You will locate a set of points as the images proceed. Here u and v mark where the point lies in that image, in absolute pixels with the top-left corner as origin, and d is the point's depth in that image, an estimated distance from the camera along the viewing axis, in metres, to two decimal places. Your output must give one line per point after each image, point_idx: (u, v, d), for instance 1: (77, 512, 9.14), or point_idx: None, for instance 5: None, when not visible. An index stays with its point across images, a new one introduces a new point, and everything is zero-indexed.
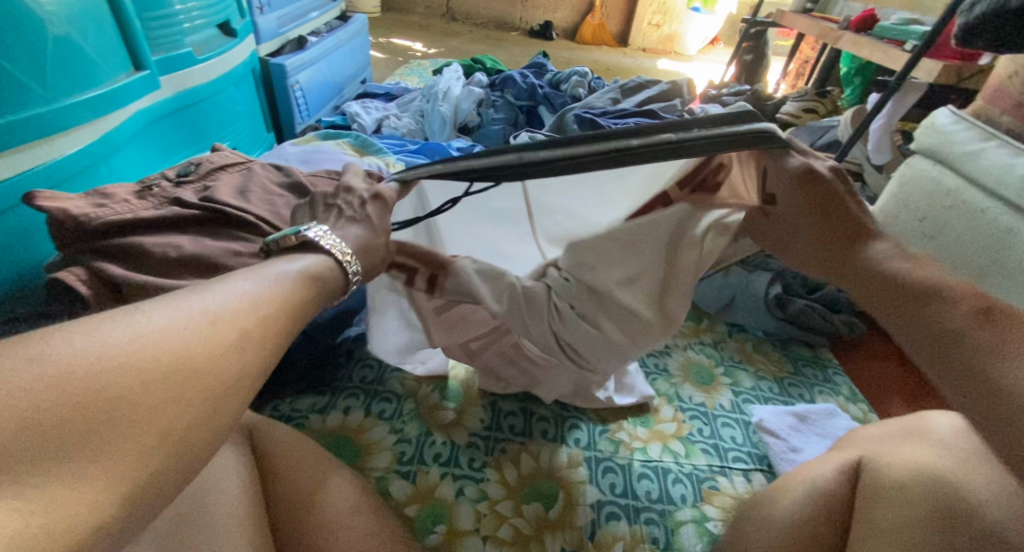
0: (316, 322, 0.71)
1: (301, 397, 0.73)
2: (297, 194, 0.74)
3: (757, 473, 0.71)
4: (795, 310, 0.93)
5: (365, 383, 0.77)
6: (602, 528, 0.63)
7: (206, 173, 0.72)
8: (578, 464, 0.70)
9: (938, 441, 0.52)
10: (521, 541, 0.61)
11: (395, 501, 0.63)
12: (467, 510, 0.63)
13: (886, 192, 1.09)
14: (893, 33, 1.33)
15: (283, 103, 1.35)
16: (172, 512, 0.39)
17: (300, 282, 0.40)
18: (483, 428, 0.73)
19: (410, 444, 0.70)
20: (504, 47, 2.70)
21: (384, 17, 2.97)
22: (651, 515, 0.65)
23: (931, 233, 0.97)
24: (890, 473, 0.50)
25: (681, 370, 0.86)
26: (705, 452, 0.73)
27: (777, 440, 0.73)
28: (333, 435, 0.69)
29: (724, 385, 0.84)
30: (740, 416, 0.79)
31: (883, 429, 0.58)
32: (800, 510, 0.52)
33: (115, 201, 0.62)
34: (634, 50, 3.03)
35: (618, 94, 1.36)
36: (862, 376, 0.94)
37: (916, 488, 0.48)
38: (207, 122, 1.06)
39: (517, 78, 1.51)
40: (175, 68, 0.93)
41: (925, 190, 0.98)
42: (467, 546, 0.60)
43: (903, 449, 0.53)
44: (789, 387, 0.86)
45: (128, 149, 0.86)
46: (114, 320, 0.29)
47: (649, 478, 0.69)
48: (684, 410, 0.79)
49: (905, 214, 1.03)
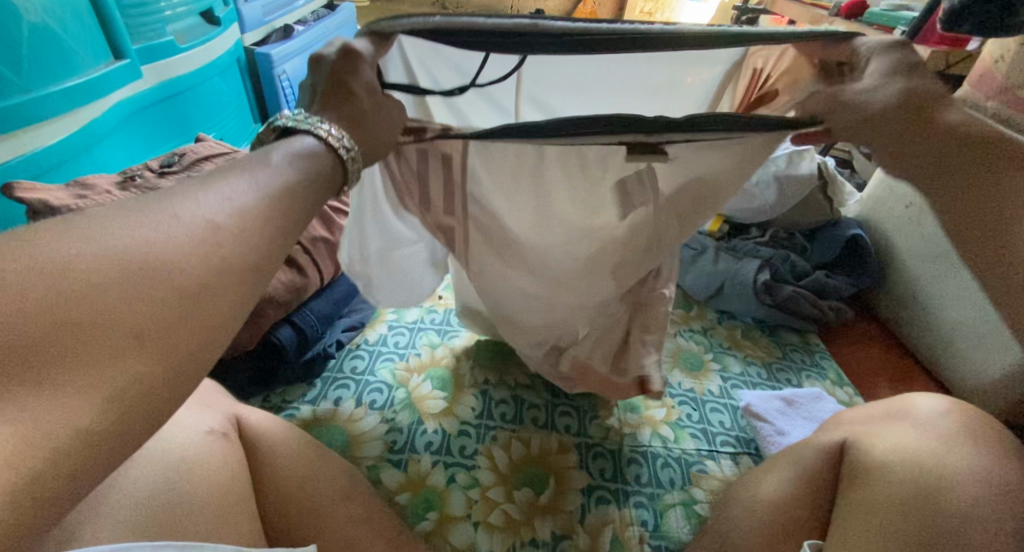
0: (304, 312, 0.71)
1: (292, 388, 0.73)
2: None
3: (745, 456, 0.72)
4: (783, 296, 0.93)
5: (355, 373, 0.77)
6: (591, 512, 0.64)
7: (190, 163, 0.71)
8: (568, 450, 0.71)
9: (918, 422, 0.53)
10: (512, 526, 0.62)
11: (387, 489, 0.64)
12: (458, 497, 0.64)
13: (874, 178, 1.09)
14: (881, 19, 1.33)
15: (270, 95, 1.33)
16: (159, 500, 0.39)
17: (299, 173, 0.36)
18: (475, 416, 0.73)
19: (402, 433, 0.70)
20: None
21: (373, 7, 2.93)
22: (641, 499, 0.66)
23: (915, 218, 0.97)
24: (874, 451, 0.51)
25: (670, 357, 0.87)
26: (694, 437, 0.74)
27: (765, 423, 0.73)
28: (323, 425, 0.69)
29: (713, 371, 0.85)
30: (729, 401, 0.80)
31: (870, 411, 0.58)
32: (784, 490, 0.53)
33: (96, 193, 0.61)
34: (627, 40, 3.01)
35: None
36: (850, 360, 0.95)
37: (899, 466, 0.48)
38: (192, 112, 1.05)
39: None
40: (156, 57, 0.92)
41: (912, 176, 0.99)
42: (457, 532, 0.60)
43: (886, 429, 0.54)
44: (777, 373, 0.87)
45: (110, 141, 0.85)
46: (79, 240, 0.26)
47: (638, 463, 0.70)
48: (673, 396, 0.80)
49: (891, 200, 1.03)
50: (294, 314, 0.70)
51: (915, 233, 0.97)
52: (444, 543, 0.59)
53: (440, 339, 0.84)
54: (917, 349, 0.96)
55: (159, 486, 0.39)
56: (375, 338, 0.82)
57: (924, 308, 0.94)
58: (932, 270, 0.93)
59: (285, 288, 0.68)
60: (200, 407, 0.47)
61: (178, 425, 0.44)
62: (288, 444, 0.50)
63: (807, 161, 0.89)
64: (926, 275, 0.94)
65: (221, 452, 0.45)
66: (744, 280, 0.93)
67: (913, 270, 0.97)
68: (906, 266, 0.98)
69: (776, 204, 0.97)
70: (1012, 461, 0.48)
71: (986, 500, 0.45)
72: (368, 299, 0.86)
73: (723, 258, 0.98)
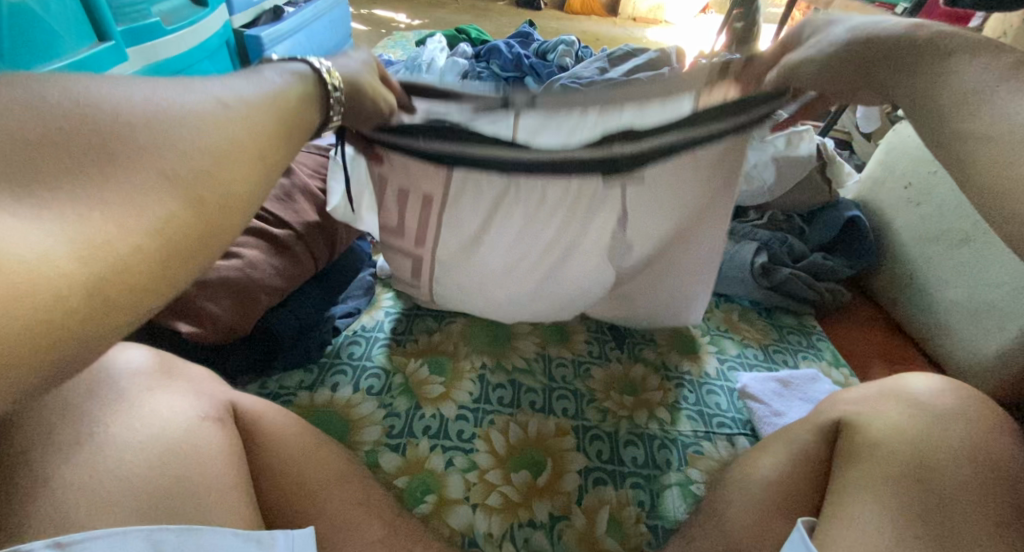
0: None
1: (289, 374, 0.72)
2: (276, 168, 0.73)
3: (741, 438, 0.73)
4: (781, 279, 0.92)
5: (352, 358, 0.76)
6: (588, 493, 0.64)
7: None
8: (566, 432, 0.71)
9: (913, 401, 0.53)
10: (510, 507, 0.62)
11: (386, 473, 0.64)
12: (456, 480, 0.64)
13: (872, 159, 1.09)
14: None
15: None
16: (152, 484, 0.38)
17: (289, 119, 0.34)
18: (472, 400, 0.73)
19: (400, 418, 0.70)
20: (491, 18, 2.61)
21: None
22: (638, 480, 0.66)
23: (914, 199, 0.97)
24: (872, 430, 0.51)
25: (668, 340, 0.87)
26: (691, 418, 0.74)
27: (761, 405, 0.74)
28: (321, 410, 0.69)
29: (710, 353, 0.85)
30: (726, 383, 0.80)
31: (863, 390, 0.59)
32: (779, 469, 0.53)
33: None
34: (624, 19, 2.94)
35: (605, 64, 1.32)
36: (848, 341, 0.96)
37: (893, 444, 0.49)
38: None
39: (503, 49, 1.48)
40: (142, 40, 0.91)
41: (911, 156, 0.98)
42: (456, 514, 0.61)
43: (879, 408, 0.54)
44: (774, 354, 0.87)
45: None
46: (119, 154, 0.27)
47: (635, 444, 0.70)
48: (670, 379, 0.80)
49: (890, 180, 1.02)
50: None
51: (913, 214, 0.97)
52: (442, 524, 0.60)
53: (436, 322, 0.84)
54: (912, 330, 0.97)
55: (152, 469, 0.39)
56: (372, 324, 0.81)
57: (919, 289, 0.94)
58: (929, 250, 0.93)
59: (276, 274, 0.64)
60: (195, 392, 0.47)
61: (174, 409, 0.44)
62: (284, 430, 0.50)
63: (806, 142, 0.92)
64: (923, 256, 0.94)
65: (215, 437, 0.44)
66: (741, 263, 0.93)
67: (910, 251, 0.97)
68: (903, 247, 0.98)
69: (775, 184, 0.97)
70: (1005, 438, 0.49)
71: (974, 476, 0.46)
72: (365, 285, 0.85)
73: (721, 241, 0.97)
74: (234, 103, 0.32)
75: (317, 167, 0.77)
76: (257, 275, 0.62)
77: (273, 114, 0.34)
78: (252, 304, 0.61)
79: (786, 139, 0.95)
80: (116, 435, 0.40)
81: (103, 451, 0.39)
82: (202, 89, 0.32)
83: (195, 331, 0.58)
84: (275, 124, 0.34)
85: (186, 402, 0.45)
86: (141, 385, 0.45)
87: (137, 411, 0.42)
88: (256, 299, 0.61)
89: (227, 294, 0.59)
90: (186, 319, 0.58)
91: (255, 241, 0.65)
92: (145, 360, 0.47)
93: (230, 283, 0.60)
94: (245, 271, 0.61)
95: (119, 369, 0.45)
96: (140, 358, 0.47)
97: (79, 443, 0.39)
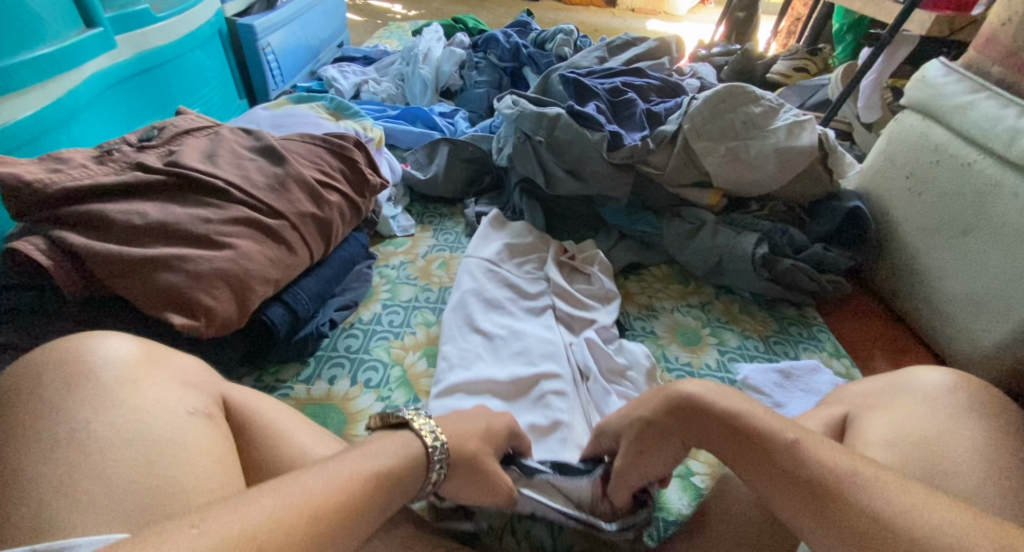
0: (295, 291, 0.69)
1: (285, 367, 0.71)
2: (269, 158, 0.71)
3: None
4: (781, 269, 0.91)
5: (350, 352, 0.74)
6: None
7: (171, 137, 0.69)
8: None
9: (922, 394, 0.56)
10: None
11: None
12: None
13: (874, 150, 1.08)
14: None
15: (255, 69, 1.30)
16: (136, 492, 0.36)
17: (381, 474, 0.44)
18: None
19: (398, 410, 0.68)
20: (488, 9, 2.59)
21: None
22: None
23: (917, 189, 0.96)
24: (875, 430, 0.53)
25: (668, 332, 0.87)
26: None
27: (762, 396, 0.74)
28: (317, 404, 0.67)
29: (710, 345, 0.85)
30: (726, 375, 0.80)
31: (873, 386, 0.61)
32: None
33: (72, 166, 0.58)
34: (622, 11, 2.92)
35: (604, 53, 1.29)
36: (849, 332, 0.96)
37: (894, 450, 0.50)
38: (172, 86, 1.02)
39: (500, 38, 1.45)
40: (131, 27, 0.90)
41: (913, 145, 0.97)
42: None
43: (894, 406, 0.56)
44: (774, 346, 0.87)
45: (87, 114, 0.82)
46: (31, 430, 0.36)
47: None
48: (670, 370, 0.79)
49: (891, 170, 1.02)
50: (284, 293, 0.68)
51: (915, 205, 0.96)
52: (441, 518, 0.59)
53: None
54: (912, 322, 0.97)
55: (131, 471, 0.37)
56: (369, 318, 0.80)
57: (921, 280, 0.94)
58: (931, 241, 0.92)
59: (270, 264, 0.62)
60: (184, 386, 0.46)
61: (159, 403, 0.42)
62: (273, 421, 0.49)
63: (807, 132, 0.94)
64: (925, 246, 0.93)
65: (201, 433, 0.42)
66: (741, 255, 0.91)
67: (912, 243, 0.96)
68: (905, 238, 0.98)
69: (776, 175, 0.95)
70: (997, 432, 0.51)
71: (989, 481, 0.46)
72: (361, 277, 0.85)
73: (721, 232, 0.95)
74: (250, 527, 0.32)
75: (311, 157, 0.75)
76: (249, 265, 0.60)
77: (333, 501, 0.37)
78: (247, 296, 0.59)
79: (787, 129, 0.94)
80: (97, 433, 0.38)
81: (83, 447, 0.37)
82: (254, 500, 0.34)
83: (188, 323, 0.54)
84: (388, 492, 0.43)
85: (173, 397, 0.44)
86: (121, 380, 0.43)
87: (119, 406, 0.41)
88: (249, 291, 0.59)
89: (222, 285, 0.57)
90: (177, 311, 0.54)
91: (247, 230, 0.62)
92: (130, 351, 0.46)
93: (225, 275, 0.57)
94: (238, 262, 0.58)
95: (105, 363, 0.43)
96: (126, 348, 0.46)
97: (60, 443, 0.37)
